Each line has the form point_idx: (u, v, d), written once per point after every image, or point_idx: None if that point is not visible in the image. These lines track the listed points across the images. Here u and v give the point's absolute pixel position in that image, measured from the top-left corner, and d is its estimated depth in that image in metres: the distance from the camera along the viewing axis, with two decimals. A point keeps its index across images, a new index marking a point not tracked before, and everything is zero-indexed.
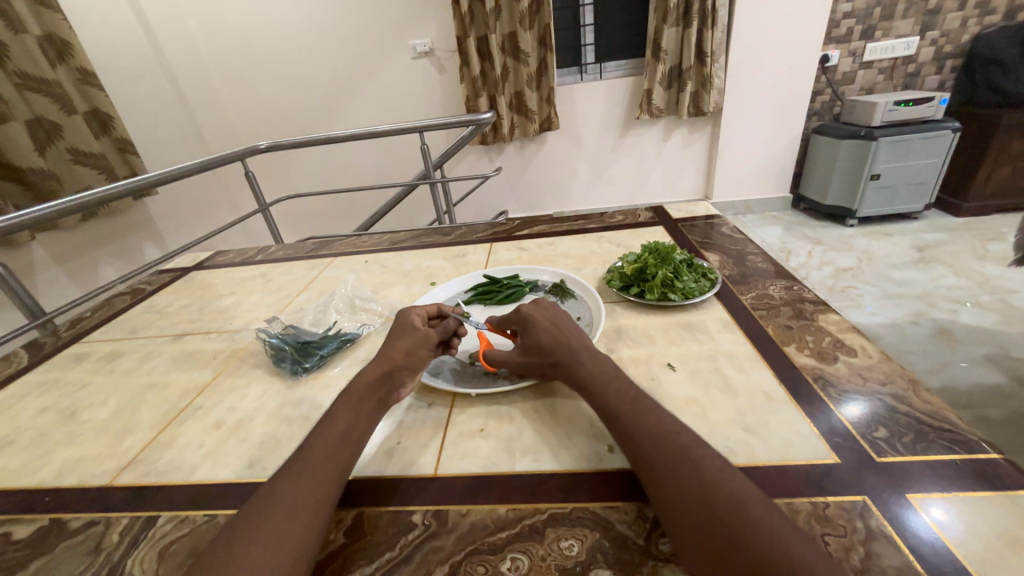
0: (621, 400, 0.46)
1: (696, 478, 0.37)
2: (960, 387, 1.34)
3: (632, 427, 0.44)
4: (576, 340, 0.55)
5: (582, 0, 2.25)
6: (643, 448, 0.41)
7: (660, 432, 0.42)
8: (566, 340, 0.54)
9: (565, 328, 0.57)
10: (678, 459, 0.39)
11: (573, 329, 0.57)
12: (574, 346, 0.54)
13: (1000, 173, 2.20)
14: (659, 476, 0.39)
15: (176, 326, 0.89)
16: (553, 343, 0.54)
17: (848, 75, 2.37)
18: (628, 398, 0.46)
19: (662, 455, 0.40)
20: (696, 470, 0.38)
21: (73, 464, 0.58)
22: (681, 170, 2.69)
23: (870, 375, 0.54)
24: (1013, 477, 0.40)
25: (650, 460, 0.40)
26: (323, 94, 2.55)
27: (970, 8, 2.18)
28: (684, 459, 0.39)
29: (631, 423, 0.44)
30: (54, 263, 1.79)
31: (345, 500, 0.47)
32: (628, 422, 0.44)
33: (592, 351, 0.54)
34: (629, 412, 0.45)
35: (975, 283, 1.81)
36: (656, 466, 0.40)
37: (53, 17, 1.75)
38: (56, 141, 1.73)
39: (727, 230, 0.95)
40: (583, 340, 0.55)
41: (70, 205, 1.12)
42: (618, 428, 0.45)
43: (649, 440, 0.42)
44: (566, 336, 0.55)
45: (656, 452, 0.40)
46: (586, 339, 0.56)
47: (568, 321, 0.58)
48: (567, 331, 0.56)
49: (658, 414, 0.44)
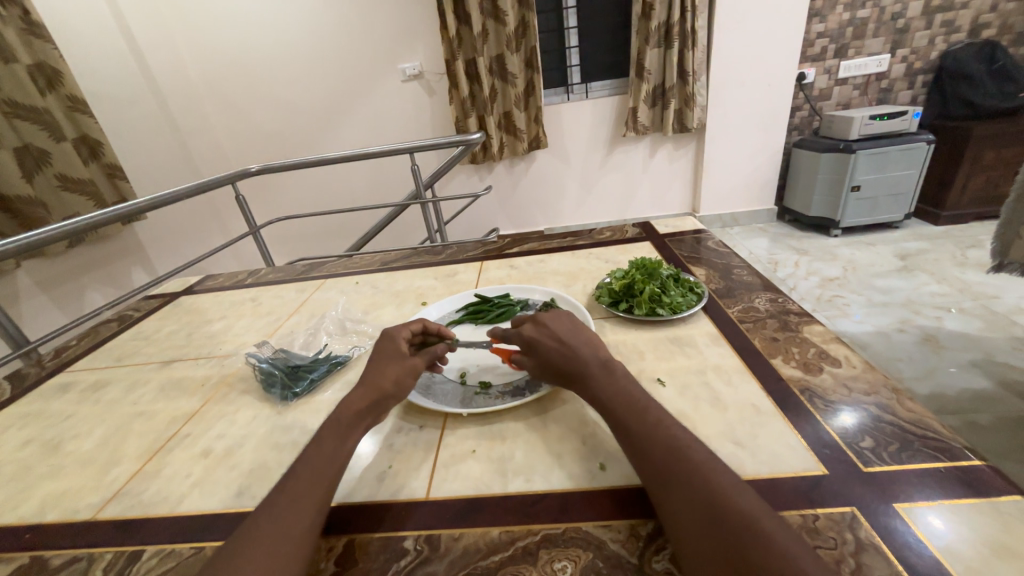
0: (631, 413, 0.46)
1: (708, 493, 0.37)
2: (949, 393, 1.36)
3: (643, 441, 0.43)
4: (584, 354, 0.54)
5: (567, 23, 2.32)
6: (653, 461, 0.42)
7: (669, 445, 0.42)
8: (575, 356, 0.54)
9: (571, 342, 0.55)
10: (689, 474, 0.39)
11: (581, 341, 0.56)
12: (583, 360, 0.53)
13: (976, 182, 2.27)
14: (671, 491, 0.39)
15: (164, 352, 0.88)
16: (562, 359, 0.54)
17: (825, 92, 2.45)
18: (636, 411, 0.46)
19: (672, 469, 0.40)
20: (707, 484, 0.38)
21: (55, 499, 0.57)
22: (668, 185, 2.74)
23: (855, 385, 0.55)
24: (996, 484, 0.41)
25: (660, 474, 0.40)
26: (314, 117, 2.58)
27: (936, 27, 2.29)
28: (695, 472, 0.39)
29: (641, 436, 0.44)
30: (40, 290, 1.77)
31: (332, 528, 0.46)
32: (638, 436, 0.44)
33: (604, 363, 0.53)
34: (642, 426, 0.45)
35: (957, 289, 1.85)
36: (669, 480, 0.40)
37: (43, 46, 1.77)
38: (44, 167, 1.73)
39: (713, 245, 0.96)
40: (591, 351, 0.54)
41: (56, 232, 1.11)
42: (629, 442, 0.45)
43: (660, 454, 0.42)
44: (572, 350, 0.54)
45: (665, 466, 0.41)
46: (594, 349, 0.55)
47: (574, 331, 0.57)
48: (574, 343, 0.55)
49: (667, 426, 0.44)
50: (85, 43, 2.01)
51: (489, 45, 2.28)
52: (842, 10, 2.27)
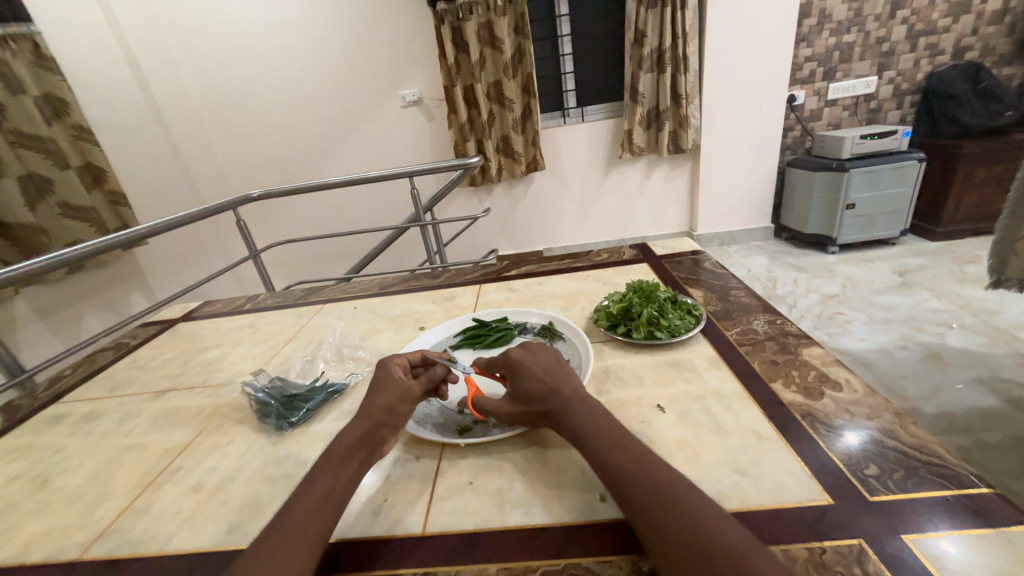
0: (612, 449, 0.46)
1: (696, 531, 0.36)
2: (956, 412, 1.33)
3: (625, 478, 0.43)
4: (566, 386, 0.54)
5: (562, 51, 2.39)
6: (637, 499, 0.41)
7: (652, 482, 0.41)
8: (556, 387, 0.54)
9: (555, 374, 0.56)
10: (673, 510, 0.38)
11: (563, 374, 0.56)
12: (564, 395, 0.53)
13: (969, 198, 2.30)
14: (655, 528, 0.38)
15: (159, 381, 0.87)
16: (542, 386, 0.54)
17: (815, 113, 2.51)
18: (618, 448, 0.46)
19: (659, 507, 0.39)
20: (694, 521, 0.37)
21: (41, 537, 0.55)
22: (665, 205, 2.77)
23: (856, 409, 0.54)
24: (1005, 513, 0.40)
25: (646, 512, 0.39)
26: (315, 143, 2.63)
27: (920, 50, 2.36)
28: (679, 510, 0.38)
29: (622, 472, 0.43)
30: (38, 316, 1.76)
31: (328, 567, 0.45)
32: (620, 472, 0.43)
33: (583, 397, 0.53)
34: (620, 463, 0.44)
35: (957, 306, 1.85)
36: (652, 519, 0.39)
37: (51, 78, 1.82)
38: (48, 196, 1.75)
39: (711, 266, 0.97)
40: (573, 385, 0.54)
41: (55, 261, 1.11)
42: (611, 480, 0.44)
43: (644, 491, 0.41)
44: (557, 383, 0.54)
45: (651, 506, 0.40)
46: (576, 384, 0.55)
47: (561, 366, 0.58)
48: (556, 378, 0.55)
49: (649, 461, 0.44)
50: (92, 74, 2.06)
51: (487, 71, 2.34)
52: (828, 35, 2.35)
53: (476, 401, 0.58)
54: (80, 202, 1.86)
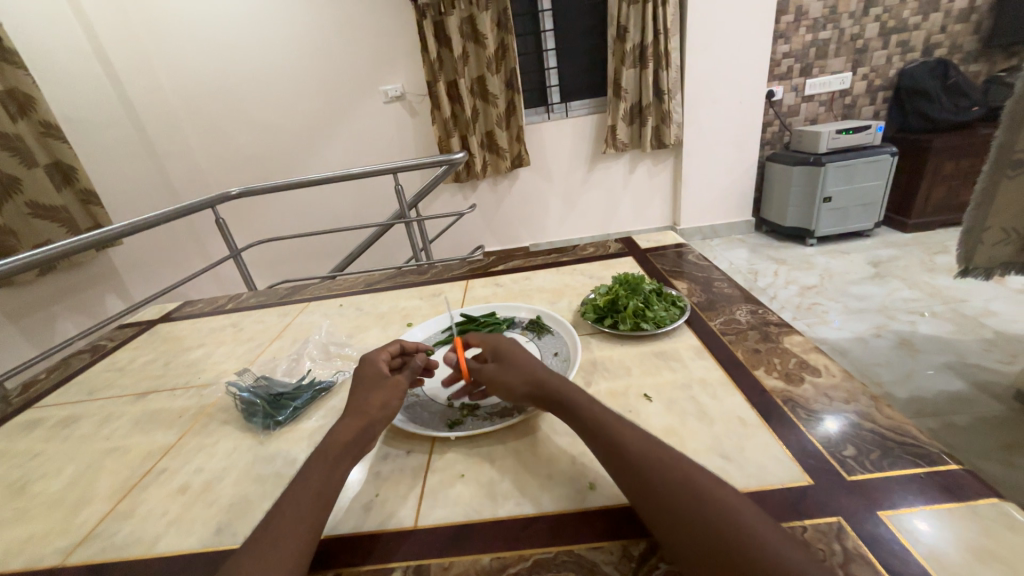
0: (614, 427, 0.46)
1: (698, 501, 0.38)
2: (927, 396, 1.39)
3: (626, 452, 0.43)
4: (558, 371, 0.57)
5: (545, 46, 2.39)
6: (640, 473, 0.41)
7: (657, 457, 0.42)
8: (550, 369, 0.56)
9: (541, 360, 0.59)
10: (677, 482, 0.39)
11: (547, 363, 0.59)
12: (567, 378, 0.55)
13: (939, 191, 2.38)
14: (660, 498, 0.39)
15: (139, 383, 0.85)
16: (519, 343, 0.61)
17: (793, 108, 2.57)
18: (619, 426, 0.46)
19: (662, 480, 0.40)
20: (697, 492, 0.38)
21: (18, 546, 0.54)
22: (649, 200, 2.81)
23: (835, 393, 0.56)
24: (974, 488, 0.42)
25: (648, 484, 0.40)
26: (296, 139, 2.58)
27: (892, 47, 2.43)
28: (683, 481, 0.39)
29: (625, 449, 0.43)
30: (7, 321, 1.70)
31: (319, 564, 0.45)
32: (621, 447, 0.44)
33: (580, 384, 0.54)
34: (622, 439, 0.45)
35: (928, 294, 1.91)
36: (656, 492, 0.39)
37: (14, 72, 1.74)
38: (14, 195, 1.68)
39: (694, 258, 0.98)
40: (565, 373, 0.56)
41: (22, 263, 1.07)
42: (612, 454, 0.44)
43: (648, 467, 0.41)
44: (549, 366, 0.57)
45: (655, 477, 0.40)
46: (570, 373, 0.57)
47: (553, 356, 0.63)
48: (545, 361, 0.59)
49: (650, 439, 0.44)
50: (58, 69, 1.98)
51: (470, 67, 2.33)
52: (805, 32, 2.39)
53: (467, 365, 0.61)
54: (51, 203, 1.81)
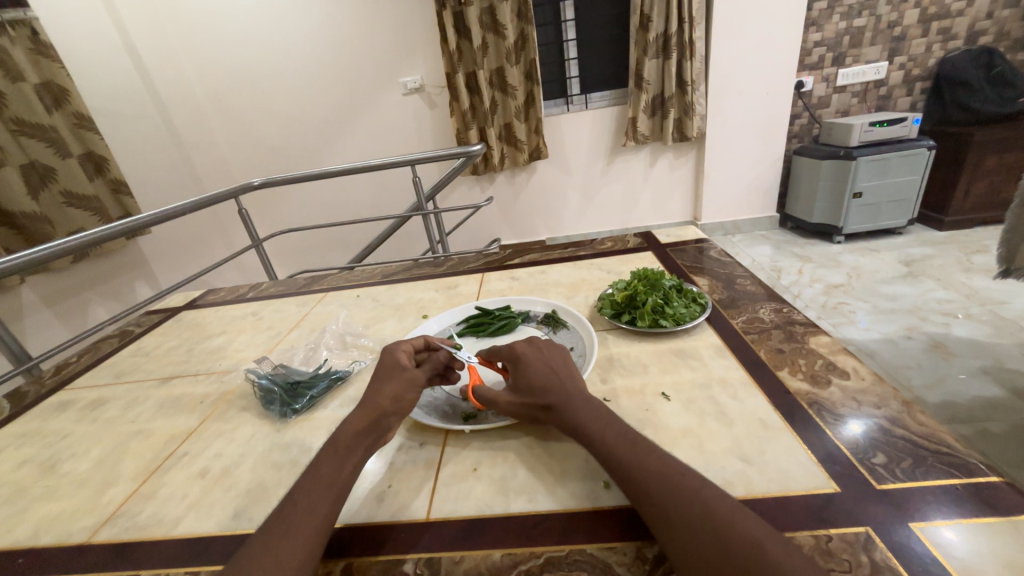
0: (620, 443, 0.46)
1: (708, 522, 0.36)
2: (960, 402, 1.33)
3: (634, 469, 0.43)
4: (570, 384, 0.53)
5: (566, 35, 2.35)
6: (647, 491, 0.41)
7: (665, 475, 0.41)
8: (560, 384, 0.53)
9: (559, 370, 0.55)
10: (686, 501, 0.38)
11: (567, 372, 0.56)
12: (568, 391, 0.52)
13: (978, 188, 2.26)
14: (669, 515, 0.38)
15: (164, 369, 0.87)
16: (512, 357, 0.58)
17: (823, 99, 2.46)
18: (626, 442, 0.46)
19: (671, 499, 0.39)
20: (706, 511, 0.37)
21: (49, 522, 0.56)
22: (670, 194, 2.75)
23: (864, 398, 0.54)
24: (1015, 502, 0.40)
25: (656, 504, 0.39)
26: (316, 130, 2.61)
27: (933, 34, 2.30)
28: (692, 500, 0.38)
29: (632, 466, 0.43)
30: (43, 305, 1.77)
31: (332, 552, 0.45)
32: (628, 464, 0.43)
33: (587, 395, 0.52)
34: (629, 456, 0.44)
35: (964, 296, 1.83)
36: (666, 509, 0.39)
37: (50, 65, 1.80)
38: (50, 184, 1.74)
39: (716, 254, 0.95)
40: (576, 383, 0.54)
41: (53, 251, 1.10)
42: (620, 472, 0.43)
43: (656, 485, 0.41)
44: (561, 379, 0.54)
45: (662, 496, 0.40)
46: (579, 382, 0.54)
47: (556, 356, 0.58)
48: (560, 371, 0.55)
49: (658, 455, 0.44)
50: (91, 62, 2.04)
51: (489, 58, 2.31)
52: (838, 19, 2.29)
53: (476, 392, 0.57)
54: (83, 190, 1.85)
